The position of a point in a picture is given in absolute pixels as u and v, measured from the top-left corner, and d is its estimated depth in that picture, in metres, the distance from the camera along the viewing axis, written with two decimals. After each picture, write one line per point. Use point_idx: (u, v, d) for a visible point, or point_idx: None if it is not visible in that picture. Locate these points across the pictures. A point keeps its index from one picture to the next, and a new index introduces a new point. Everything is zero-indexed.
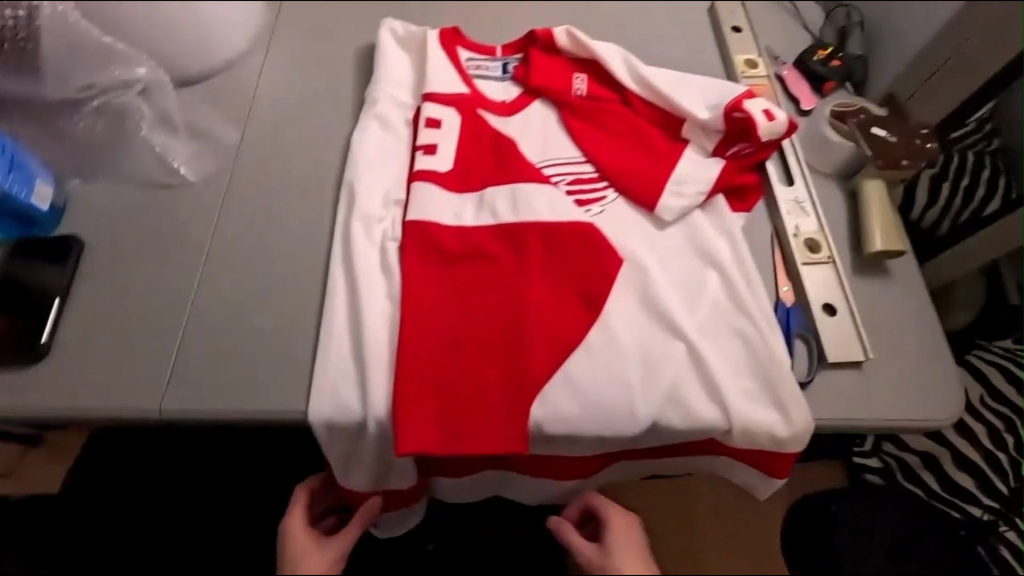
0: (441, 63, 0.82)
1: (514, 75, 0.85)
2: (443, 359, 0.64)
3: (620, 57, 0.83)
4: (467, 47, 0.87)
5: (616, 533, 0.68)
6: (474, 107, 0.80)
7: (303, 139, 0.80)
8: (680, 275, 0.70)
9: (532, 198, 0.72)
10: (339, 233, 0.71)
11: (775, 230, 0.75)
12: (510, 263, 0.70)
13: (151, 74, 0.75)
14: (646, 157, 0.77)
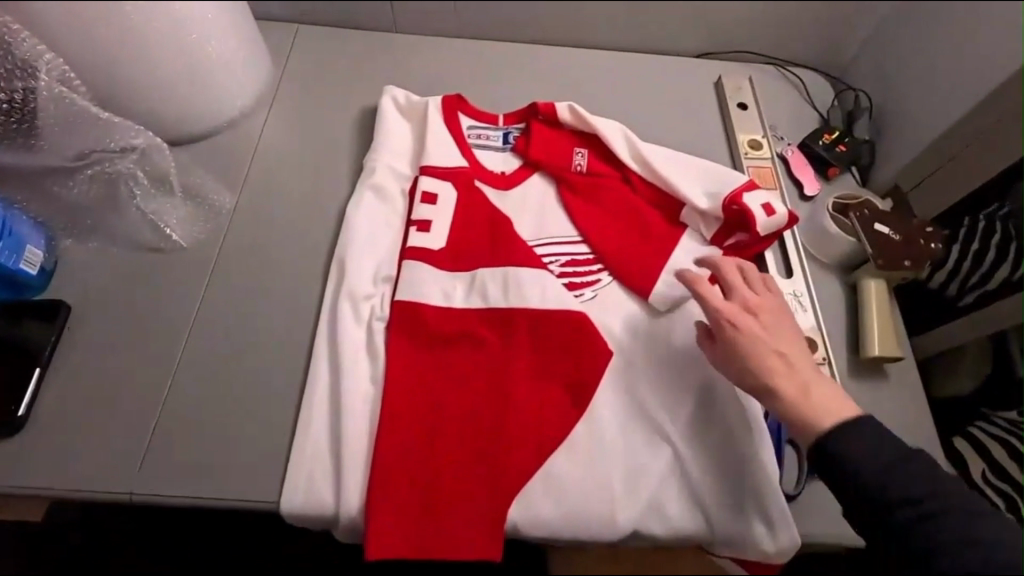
0: (441, 134, 0.81)
1: (514, 147, 0.85)
2: (422, 454, 0.63)
3: (621, 134, 0.82)
4: (470, 114, 0.86)
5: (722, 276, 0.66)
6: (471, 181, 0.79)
7: (298, 206, 0.79)
8: (670, 371, 0.68)
9: (523, 283, 0.71)
10: (326, 309, 0.70)
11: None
12: (497, 350, 0.68)
13: (149, 142, 0.72)
14: (642, 241, 0.76)
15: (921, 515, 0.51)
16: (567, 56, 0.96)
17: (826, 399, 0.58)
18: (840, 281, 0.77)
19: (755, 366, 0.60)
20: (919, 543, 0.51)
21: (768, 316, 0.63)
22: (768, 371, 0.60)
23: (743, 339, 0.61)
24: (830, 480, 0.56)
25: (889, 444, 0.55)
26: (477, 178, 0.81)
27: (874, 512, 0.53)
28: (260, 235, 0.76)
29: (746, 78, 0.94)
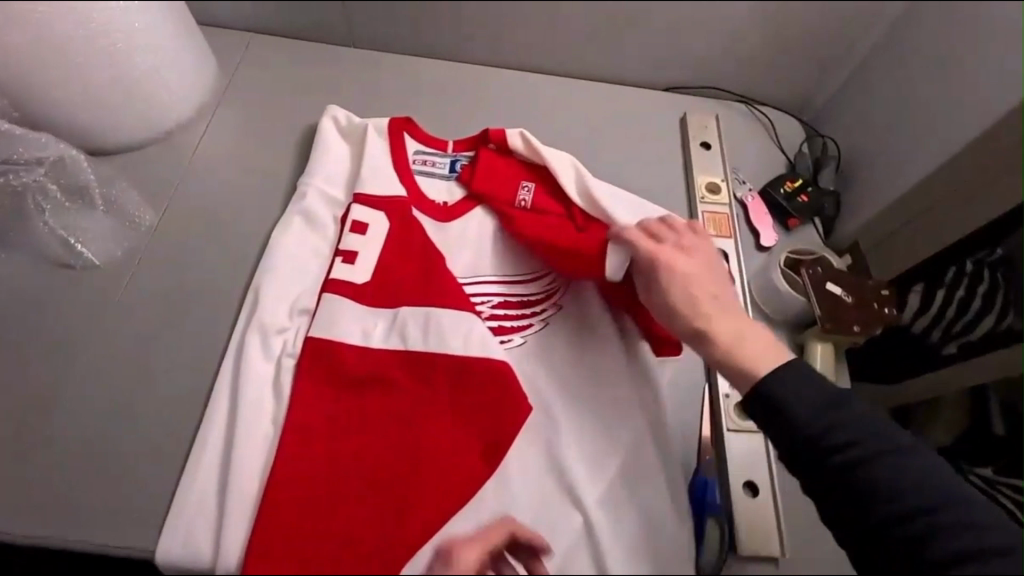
0: (381, 160, 0.78)
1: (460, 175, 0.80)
2: (313, 507, 0.58)
3: (572, 167, 0.78)
4: (417, 137, 0.82)
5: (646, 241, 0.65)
6: (408, 211, 0.75)
7: (223, 226, 0.75)
8: (593, 433, 0.65)
9: (445, 326, 0.67)
10: (235, 341, 0.66)
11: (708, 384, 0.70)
12: (408, 397, 0.64)
13: (62, 149, 0.70)
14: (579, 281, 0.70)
15: (852, 452, 0.50)
16: (530, 79, 0.92)
17: (750, 342, 0.58)
18: (788, 340, 0.73)
19: (678, 312, 0.61)
20: (888, 518, 0.48)
21: (690, 269, 0.63)
22: (693, 316, 0.61)
23: (669, 286, 0.62)
24: (764, 421, 0.54)
25: (821, 386, 0.53)
26: (415, 207, 0.76)
27: (808, 452, 0.51)
28: (178, 254, 0.72)
29: (712, 116, 0.90)
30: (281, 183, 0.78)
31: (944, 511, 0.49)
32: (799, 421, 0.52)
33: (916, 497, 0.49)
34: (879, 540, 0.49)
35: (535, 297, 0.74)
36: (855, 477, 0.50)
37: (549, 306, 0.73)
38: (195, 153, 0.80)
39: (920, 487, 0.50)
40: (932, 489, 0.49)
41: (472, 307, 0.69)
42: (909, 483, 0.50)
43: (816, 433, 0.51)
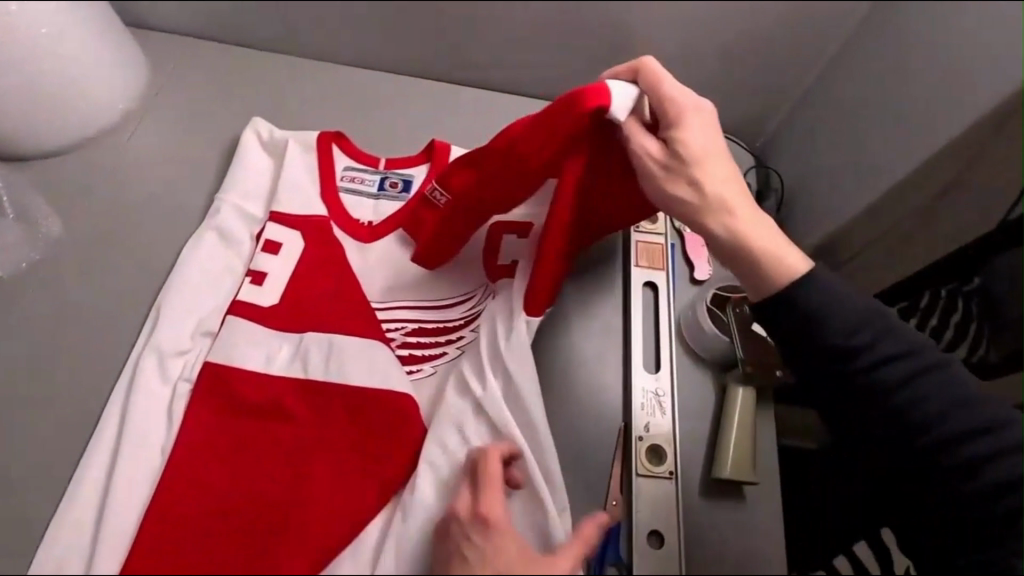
0: (303, 177, 0.76)
1: (387, 194, 0.77)
2: (191, 541, 0.57)
3: None
4: (348, 153, 0.79)
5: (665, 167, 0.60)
6: (325, 230, 0.73)
7: (135, 239, 0.73)
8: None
9: (348, 354, 0.65)
10: (131, 362, 0.65)
11: (623, 424, 0.67)
12: (303, 425, 0.62)
13: None
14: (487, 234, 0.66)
15: (891, 375, 0.54)
16: (474, 98, 0.90)
17: (775, 243, 0.57)
18: (712, 382, 0.70)
19: (706, 202, 0.58)
20: (958, 460, 0.53)
21: (694, 121, 0.60)
22: (718, 204, 0.58)
23: (680, 174, 0.59)
24: (789, 332, 0.56)
25: (853, 304, 0.55)
26: (336, 225, 0.74)
27: (836, 369, 0.54)
28: (87, 269, 0.71)
29: None
30: (203, 197, 0.77)
31: (998, 433, 0.54)
32: (835, 338, 0.54)
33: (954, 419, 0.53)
34: (928, 481, 0.54)
35: (452, 323, 0.70)
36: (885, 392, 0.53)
37: (467, 333, 0.69)
38: (118, 161, 0.78)
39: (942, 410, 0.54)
40: (950, 395, 0.54)
41: (374, 331, 0.67)
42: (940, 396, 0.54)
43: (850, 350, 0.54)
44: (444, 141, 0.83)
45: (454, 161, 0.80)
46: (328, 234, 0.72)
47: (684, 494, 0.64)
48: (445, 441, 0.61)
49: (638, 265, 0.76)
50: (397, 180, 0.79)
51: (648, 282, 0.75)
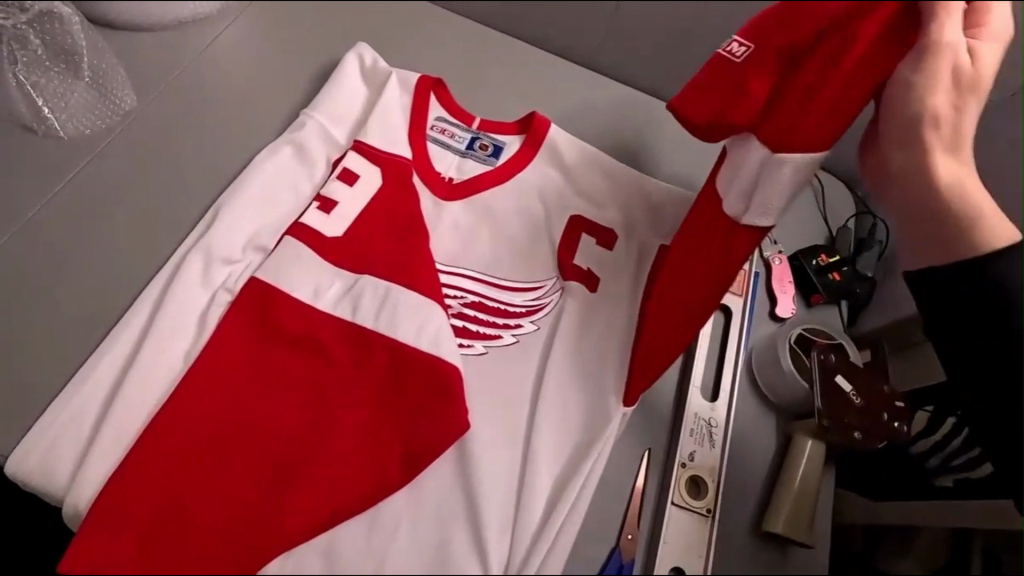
0: (395, 115, 0.71)
1: (476, 156, 0.71)
2: (199, 459, 0.52)
3: (610, 169, 0.71)
4: (443, 104, 0.74)
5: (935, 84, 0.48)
6: (405, 175, 0.68)
7: (209, 137, 0.69)
8: (527, 460, 0.56)
9: (402, 308, 0.59)
10: (175, 258, 0.60)
11: (649, 448, 0.61)
12: (338, 369, 0.57)
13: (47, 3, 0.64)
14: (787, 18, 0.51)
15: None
16: (581, 76, 0.85)
17: (978, 195, 0.51)
18: (775, 428, 0.65)
19: (959, 90, 0.49)
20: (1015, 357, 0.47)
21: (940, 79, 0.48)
22: (958, 130, 0.50)
23: (942, 134, 0.50)
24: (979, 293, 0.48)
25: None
26: (416, 174, 0.69)
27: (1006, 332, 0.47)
28: (152, 153, 0.67)
29: None
30: (285, 112, 0.73)
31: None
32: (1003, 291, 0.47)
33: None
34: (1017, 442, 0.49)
35: (515, 307, 0.64)
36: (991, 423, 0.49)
37: (527, 322, 0.63)
38: (207, 55, 0.75)
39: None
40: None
41: (433, 289, 0.61)
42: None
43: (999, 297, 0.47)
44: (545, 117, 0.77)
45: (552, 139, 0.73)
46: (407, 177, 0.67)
47: (720, 539, 0.58)
48: (502, 426, 0.57)
49: None
50: (488, 143, 0.72)
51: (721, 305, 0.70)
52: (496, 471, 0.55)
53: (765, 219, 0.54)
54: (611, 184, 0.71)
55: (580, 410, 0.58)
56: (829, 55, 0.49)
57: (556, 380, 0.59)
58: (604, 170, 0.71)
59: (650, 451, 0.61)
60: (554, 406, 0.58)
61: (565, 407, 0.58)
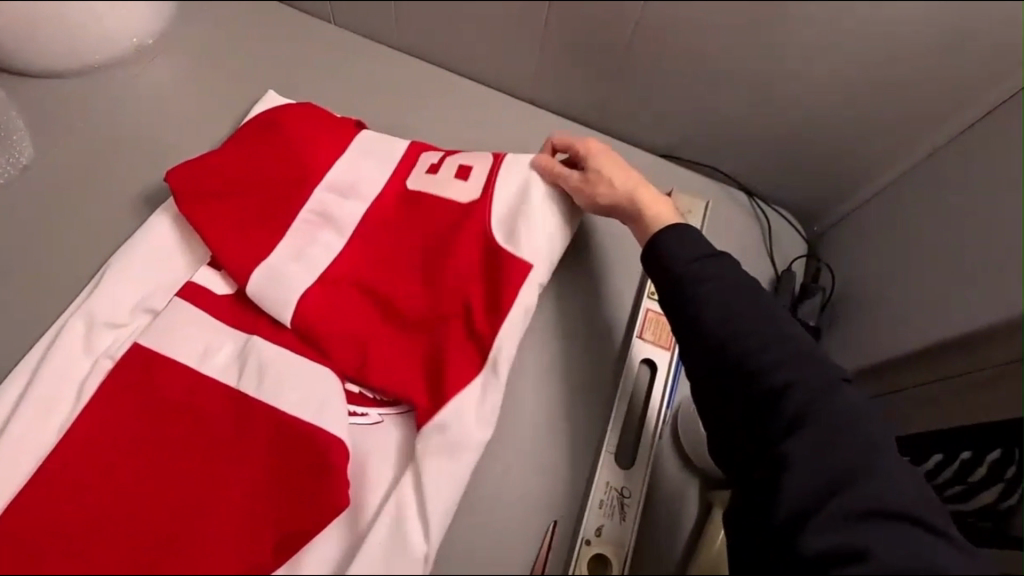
0: (287, 153, 0.65)
1: (367, 214, 0.65)
2: (58, 541, 0.50)
3: (509, 189, 0.64)
4: (339, 149, 0.66)
5: (592, 159, 0.64)
6: (284, 220, 0.62)
7: (122, 194, 0.69)
8: (402, 533, 0.52)
9: (287, 375, 0.56)
10: (59, 322, 0.58)
11: (555, 520, 0.58)
12: (215, 441, 0.54)
13: None
14: (199, 175, 0.63)
15: (788, 419, 0.48)
16: (518, 108, 0.81)
17: (656, 201, 0.62)
18: (698, 494, 0.63)
19: (593, 182, 0.63)
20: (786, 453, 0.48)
21: (596, 147, 0.65)
22: (622, 188, 0.62)
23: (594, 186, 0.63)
24: (731, 381, 0.51)
25: (703, 240, 0.56)
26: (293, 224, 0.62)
27: (678, 292, 0.54)
28: (61, 212, 0.66)
29: (700, 202, 0.78)
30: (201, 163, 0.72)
31: (830, 445, 0.47)
32: (678, 265, 0.55)
33: (834, 469, 0.46)
34: (768, 532, 0.47)
35: None
36: (781, 442, 0.48)
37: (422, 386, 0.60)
38: (120, 103, 0.73)
39: (818, 436, 0.47)
40: (829, 419, 0.48)
41: (313, 350, 0.59)
42: (840, 440, 0.47)
43: (688, 277, 0.54)
44: (422, 142, 0.71)
45: (447, 178, 0.65)
46: (293, 198, 0.63)
47: None
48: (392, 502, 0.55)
49: (642, 336, 0.66)
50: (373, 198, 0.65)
51: (645, 359, 0.65)
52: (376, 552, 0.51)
53: (223, 282, 0.62)
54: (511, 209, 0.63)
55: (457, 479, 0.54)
56: (230, 181, 0.63)
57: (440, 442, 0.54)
58: (510, 182, 0.64)
59: (557, 522, 0.59)
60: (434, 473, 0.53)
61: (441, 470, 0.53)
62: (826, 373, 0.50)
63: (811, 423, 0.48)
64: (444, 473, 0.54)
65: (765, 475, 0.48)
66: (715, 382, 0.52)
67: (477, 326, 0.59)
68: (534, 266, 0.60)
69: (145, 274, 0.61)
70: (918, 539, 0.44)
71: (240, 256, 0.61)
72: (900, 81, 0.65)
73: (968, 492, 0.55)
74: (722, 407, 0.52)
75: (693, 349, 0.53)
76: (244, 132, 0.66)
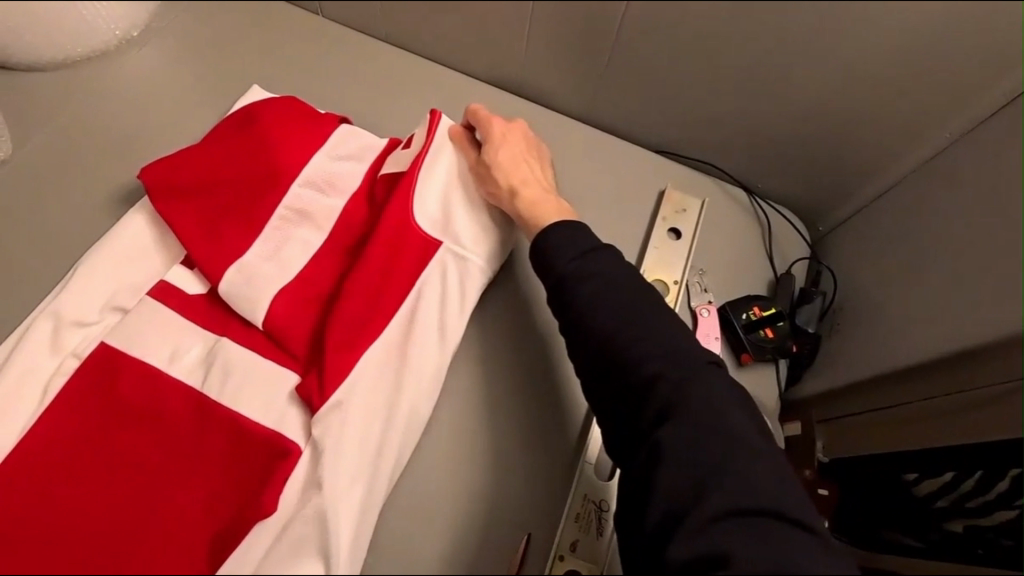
0: (262, 150, 0.62)
1: (349, 202, 0.63)
2: (13, 541, 0.50)
3: (438, 163, 0.61)
4: (318, 146, 0.64)
5: (489, 144, 0.61)
6: (258, 221, 0.60)
7: (97, 187, 0.68)
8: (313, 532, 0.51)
9: (252, 380, 0.55)
10: (27, 321, 0.57)
11: (530, 533, 0.56)
12: (172, 446, 0.53)
13: None
14: (169, 174, 0.61)
15: (659, 417, 0.47)
16: (505, 102, 0.78)
17: (544, 198, 0.59)
18: None
19: (480, 177, 0.61)
20: (655, 452, 0.46)
21: (496, 132, 0.62)
22: (504, 184, 0.60)
23: (482, 173, 0.61)
24: (606, 377, 0.50)
25: (588, 234, 0.55)
26: (267, 226, 0.60)
27: (557, 289, 0.53)
28: (37, 205, 0.66)
29: (697, 200, 0.74)
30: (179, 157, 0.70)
31: (699, 445, 0.45)
32: (559, 265, 0.53)
33: (700, 471, 0.44)
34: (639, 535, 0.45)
35: None
36: (654, 442, 0.46)
37: None
38: (103, 96, 0.72)
39: (689, 435, 0.45)
40: (702, 419, 0.46)
41: (280, 352, 0.57)
42: (708, 439, 0.45)
43: (565, 279, 0.53)
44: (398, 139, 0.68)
45: (400, 154, 0.64)
46: (271, 192, 0.61)
47: None
48: None
49: None
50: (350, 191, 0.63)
51: None
52: (292, 545, 0.49)
53: (195, 282, 0.60)
54: (441, 188, 0.61)
55: (368, 472, 0.52)
56: (203, 179, 0.61)
57: (342, 437, 0.52)
58: (445, 157, 0.62)
59: (531, 535, 0.56)
60: (349, 466, 0.51)
61: (355, 466, 0.51)
62: (699, 368, 0.48)
63: (678, 419, 0.46)
64: (360, 464, 0.52)
65: (640, 475, 0.47)
66: (596, 384, 0.51)
67: (381, 308, 0.56)
68: (439, 242, 0.59)
69: (117, 272, 0.60)
70: (782, 544, 0.42)
71: (210, 259, 0.59)
72: (904, 74, 0.60)
73: (983, 509, 0.52)
74: (608, 405, 0.51)
75: (579, 352, 0.52)
76: (221, 128, 0.64)
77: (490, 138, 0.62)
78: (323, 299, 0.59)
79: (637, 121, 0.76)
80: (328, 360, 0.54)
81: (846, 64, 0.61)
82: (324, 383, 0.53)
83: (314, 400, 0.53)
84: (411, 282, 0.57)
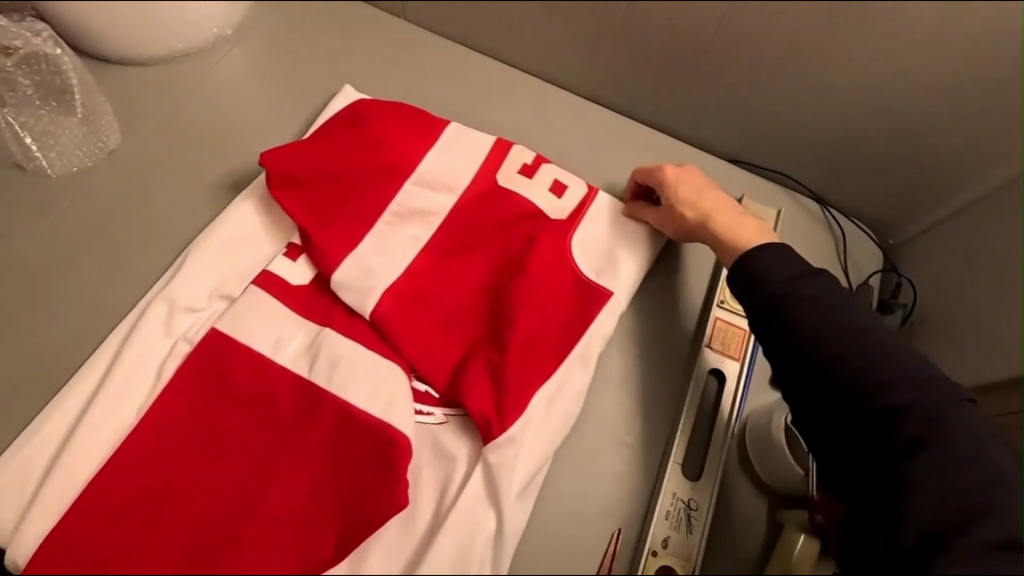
0: (367, 146, 0.64)
1: (461, 207, 0.65)
2: (133, 517, 0.52)
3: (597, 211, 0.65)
4: (418, 145, 0.66)
5: (666, 183, 0.63)
6: (363, 215, 0.62)
7: (194, 179, 0.70)
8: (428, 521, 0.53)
9: (356, 370, 0.57)
10: (142, 304, 0.60)
11: (620, 528, 0.58)
12: (286, 431, 0.55)
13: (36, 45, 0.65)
14: (282, 163, 0.63)
15: (910, 441, 0.47)
16: (585, 108, 0.79)
17: (743, 224, 0.60)
18: (767, 514, 0.61)
19: (668, 218, 0.63)
20: (909, 476, 0.46)
21: (672, 172, 0.63)
22: (696, 220, 0.62)
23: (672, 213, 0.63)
24: (836, 397, 0.50)
25: (800, 261, 0.55)
26: (371, 221, 0.62)
27: (773, 309, 0.53)
28: (138, 193, 0.68)
29: (773, 210, 0.75)
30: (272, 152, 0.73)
31: (959, 475, 0.46)
32: (771, 288, 0.53)
33: (954, 503, 0.45)
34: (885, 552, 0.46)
35: None
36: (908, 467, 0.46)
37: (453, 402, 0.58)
38: (200, 92, 0.74)
39: (949, 464, 0.46)
40: (960, 450, 0.46)
41: (384, 345, 0.59)
42: (964, 469, 0.46)
43: (783, 300, 0.53)
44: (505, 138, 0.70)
45: (535, 179, 0.66)
46: (375, 187, 0.63)
47: None
48: (447, 488, 0.55)
49: (710, 346, 0.64)
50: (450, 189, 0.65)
51: (714, 369, 0.64)
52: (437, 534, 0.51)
53: (298, 271, 0.62)
54: (602, 232, 0.65)
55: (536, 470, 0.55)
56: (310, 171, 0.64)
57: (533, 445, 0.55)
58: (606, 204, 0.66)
59: (621, 530, 0.58)
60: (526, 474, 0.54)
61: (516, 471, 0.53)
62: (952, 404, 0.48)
63: (938, 446, 0.46)
64: None
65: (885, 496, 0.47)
66: (808, 405, 0.51)
67: (546, 334, 0.59)
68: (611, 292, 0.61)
69: (223, 260, 0.62)
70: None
71: (319, 251, 0.61)
72: (991, 90, 0.62)
73: None
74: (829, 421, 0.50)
75: (793, 370, 0.51)
76: (331, 125, 0.66)
77: (667, 175, 0.63)
78: (428, 300, 0.60)
79: (714, 129, 0.78)
80: (509, 384, 0.56)
81: (942, 75, 0.63)
82: (505, 408, 0.55)
83: (490, 421, 0.55)
84: (573, 313, 0.60)
